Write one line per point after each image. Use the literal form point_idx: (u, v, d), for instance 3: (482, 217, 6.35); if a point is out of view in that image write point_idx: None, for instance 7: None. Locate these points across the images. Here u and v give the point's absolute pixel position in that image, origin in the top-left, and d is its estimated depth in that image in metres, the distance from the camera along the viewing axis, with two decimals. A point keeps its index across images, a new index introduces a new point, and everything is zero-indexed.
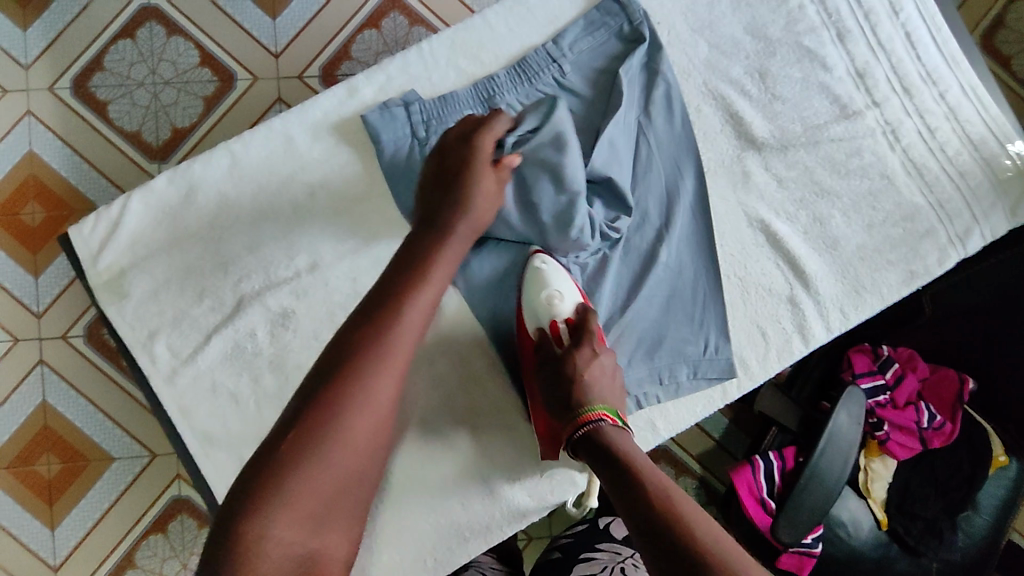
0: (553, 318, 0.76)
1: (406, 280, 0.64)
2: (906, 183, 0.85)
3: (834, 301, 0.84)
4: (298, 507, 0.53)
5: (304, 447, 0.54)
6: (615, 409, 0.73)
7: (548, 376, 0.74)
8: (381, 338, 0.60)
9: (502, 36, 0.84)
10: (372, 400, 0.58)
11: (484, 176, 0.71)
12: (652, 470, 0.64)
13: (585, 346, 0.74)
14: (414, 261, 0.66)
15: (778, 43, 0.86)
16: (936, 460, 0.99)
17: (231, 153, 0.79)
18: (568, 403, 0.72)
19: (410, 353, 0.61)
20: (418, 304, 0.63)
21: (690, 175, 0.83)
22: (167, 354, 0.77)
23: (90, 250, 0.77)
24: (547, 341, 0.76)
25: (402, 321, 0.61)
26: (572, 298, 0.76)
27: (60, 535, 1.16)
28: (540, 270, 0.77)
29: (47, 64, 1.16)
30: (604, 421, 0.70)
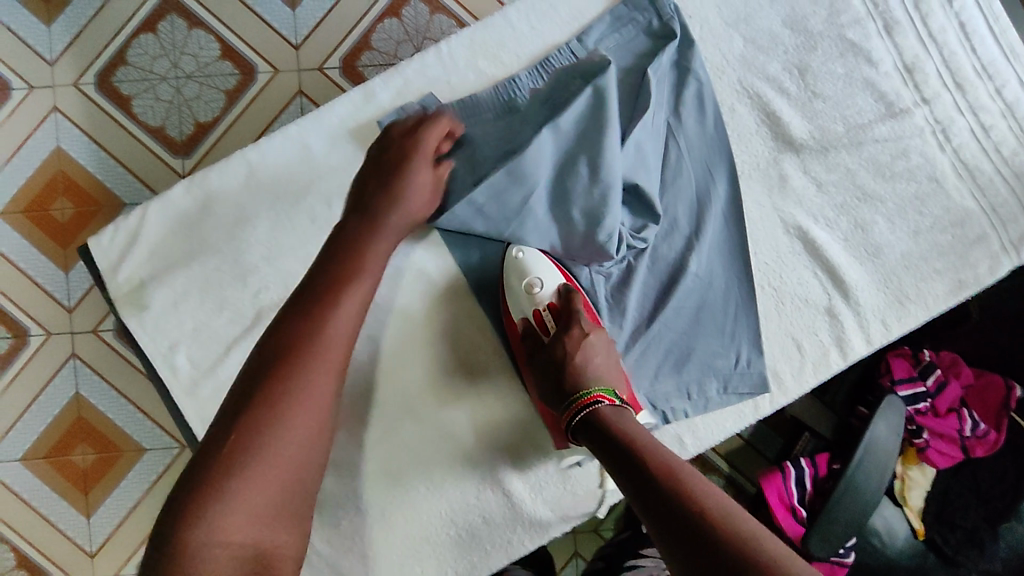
0: (535, 306, 0.73)
1: (344, 272, 0.63)
2: (956, 186, 0.80)
3: (875, 311, 0.79)
4: (239, 511, 0.51)
5: (243, 447, 0.53)
6: (612, 389, 0.69)
7: (538, 368, 0.72)
8: (322, 331, 0.59)
9: (524, 34, 0.80)
10: (311, 395, 0.56)
11: (420, 169, 0.70)
12: (651, 450, 0.61)
13: (573, 329, 0.71)
14: (346, 253, 0.64)
15: (819, 36, 0.80)
16: (977, 468, 0.94)
17: (247, 161, 0.78)
18: (563, 390, 0.69)
19: (348, 344, 0.60)
20: (351, 296, 0.62)
21: (723, 180, 0.79)
22: (188, 365, 0.77)
23: (112, 260, 0.77)
24: (534, 331, 0.73)
25: (340, 312, 0.60)
26: (551, 280, 0.73)
27: (96, 522, 1.18)
28: (517, 257, 0.73)
29: (73, 59, 1.16)
30: (602, 402, 0.67)
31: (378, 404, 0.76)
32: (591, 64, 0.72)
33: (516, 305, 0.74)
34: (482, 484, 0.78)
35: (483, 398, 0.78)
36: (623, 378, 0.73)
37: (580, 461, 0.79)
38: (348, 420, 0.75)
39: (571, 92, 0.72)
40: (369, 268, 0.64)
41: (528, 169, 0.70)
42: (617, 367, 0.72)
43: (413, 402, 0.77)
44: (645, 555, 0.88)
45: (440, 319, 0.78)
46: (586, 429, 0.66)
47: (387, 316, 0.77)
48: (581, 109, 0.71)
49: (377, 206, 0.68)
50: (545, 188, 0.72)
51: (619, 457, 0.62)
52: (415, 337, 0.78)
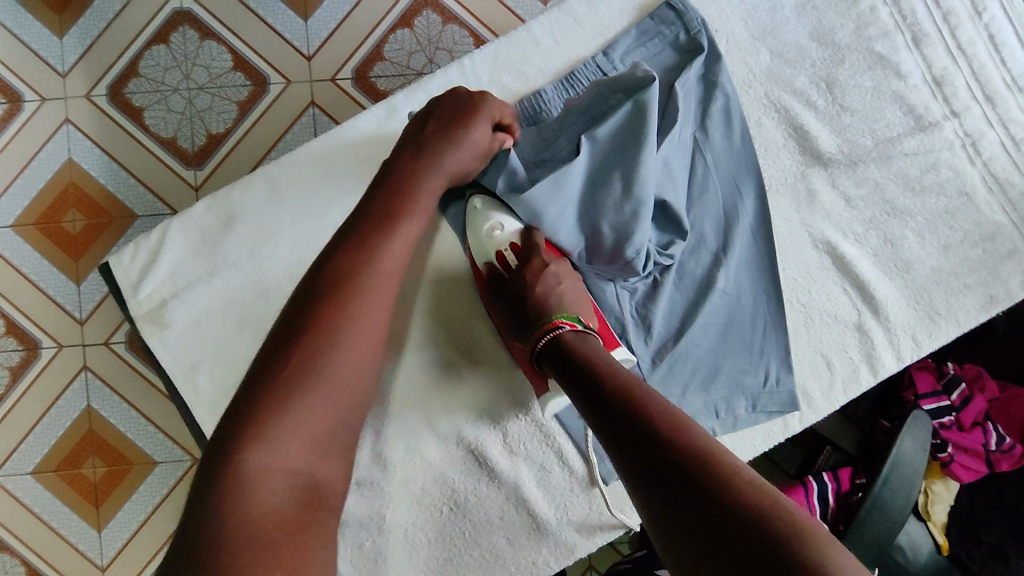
0: (497, 248, 0.71)
1: (387, 207, 0.61)
2: (986, 200, 0.79)
3: (905, 328, 0.78)
4: (296, 436, 0.49)
5: (295, 374, 0.51)
6: (576, 314, 0.68)
7: (505, 304, 0.70)
8: (370, 266, 0.57)
9: (549, 49, 0.79)
10: (361, 324, 0.55)
11: (478, 127, 0.68)
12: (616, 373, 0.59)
13: (534, 262, 0.70)
14: (393, 190, 0.62)
15: (846, 49, 0.79)
16: (1002, 483, 0.93)
17: (268, 177, 0.77)
18: (528, 319, 0.68)
19: (398, 280, 0.59)
20: (402, 231, 0.60)
21: (751, 194, 0.78)
22: (209, 384, 0.76)
23: (132, 278, 0.76)
24: (496, 272, 0.72)
25: (390, 246, 0.59)
26: (510, 217, 0.71)
27: (107, 536, 1.17)
28: (477, 207, 0.72)
29: (85, 71, 1.15)
30: (565, 328, 0.66)
31: (399, 422, 0.75)
32: (631, 79, 0.72)
33: (477, 251, 0.72)
34: (507, 503, 0.77)
35: (501, 408, 0.77)
36: (592, 307, 0.72)
37: (604, 478, 0.78)
38: (372, 437, 0.74)
39: (610, 105, 0.72)
40: (419, 206, 0.62)
41: (568, 179, 0.70)
42: (584, 296, 0.72)
43: (437, 420, 0.75)
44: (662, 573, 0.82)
45: (464, 335, 0.77)
46: (552, 358, 0.64)
47: (411, 333, 0.76)
48: (618, 122, 0.71)
49: (432, 143, 0.66)
50: (576, 203, 0.71)
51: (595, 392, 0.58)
52: (438, 351, 0.76)
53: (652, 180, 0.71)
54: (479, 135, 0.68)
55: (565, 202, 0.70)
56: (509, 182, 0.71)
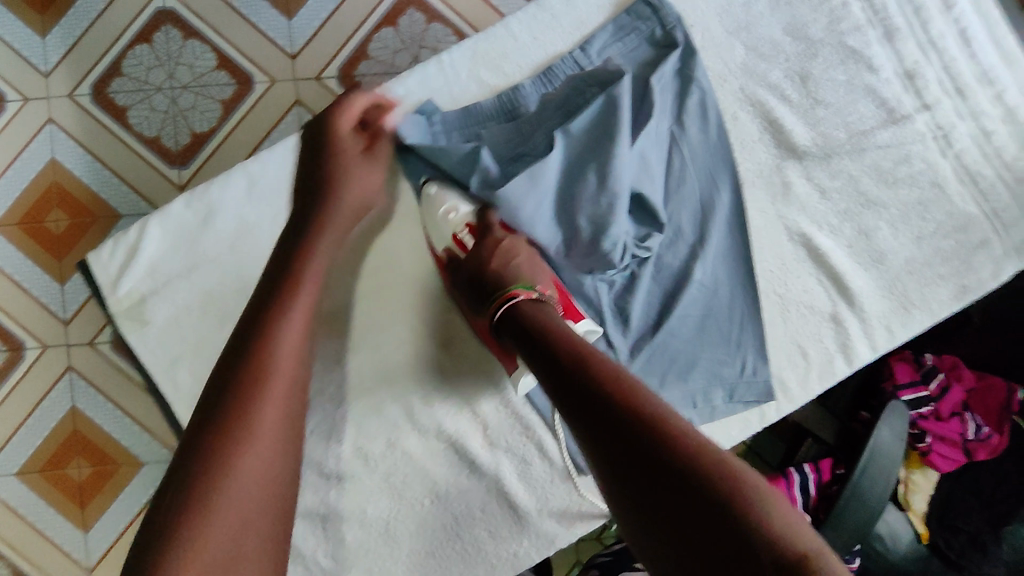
0: (453, 232, 0.72)
1: (276, 289, 0.60)
2: (958, 191, 0.80)
3: (880, 318, 0.79)
4: (209, 550, 0.46)
5: (201, 478, 0.49)
6: (530, 282, 0.66)
7: (464, 284, 0.70)
8: (267, 348, 0.56)
9: (526, 45, 0.80)
10: (266, 410, 0.53)
11: (350, 154, 0.70)
12: (575, 344, 0.58)
13: (487, 238, 0.70)
14: (283, 273, 0.62)
15: (820, 43, 0.80)
16: (979, 472, 0.94)
17: (248, 173, 0.78)
18: (484, 296, 0.67)
19: (299, 360, 0.57)
20: (295, 308, 0.59)
21: (727, 188, 0.79)
22: (190, 380, 0.76)
23: (112, 274, 0.76)
24: (456, 255, 0.72)
25: (285, 326, 0.57)
26: (462, 201, 0.73)
27: (92, 537, 1.17)
28: (431, 194, 0.73)
29: (67, 70, 1.15)
30: (520, 297, 0.64)
31: (380, 414, 0.76)
32: (606, 72, 0.73)
33: (436, 236, 0.73)
34: (488, 496, 0.77)
35: (473, 393, 0.77)
36: (553, 281, 0.70)
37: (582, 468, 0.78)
38: (353, 430, 0.75)
39: (586, 99, 0.74)
40: (310, 280, 0.62)
41: (544, 172, 0.71)
42: (545, 270, 0.69)
43: (416, 413, 0.76)
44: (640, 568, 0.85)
45: (441, 327, 0.78)
46: (515, 331, 0.62)
47: (392, 326, 0.77)
48: (594, 115, 0.72)
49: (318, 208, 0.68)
50: (552, 197, 0.72)
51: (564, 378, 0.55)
52: (410, 342, 0.77)
53: (628, 172, 0.72)
54: (356, 159, 0.70)
55: (542, 195, 0.71)
56: (484, 179, 0.72)
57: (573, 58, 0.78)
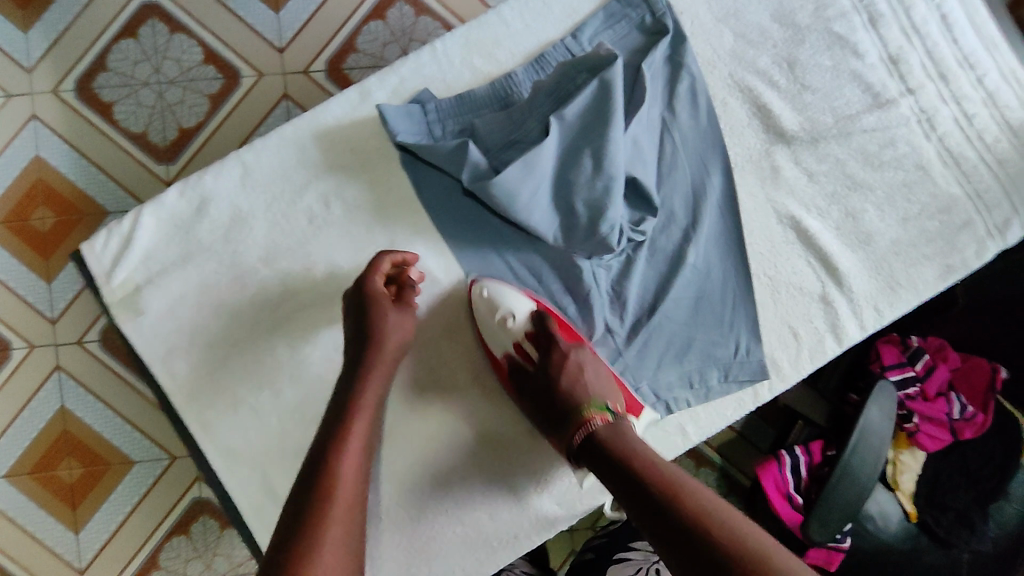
0: (513, 339, 0.75)
1: (338, 414, 0.65)
2: (941, 173, 0.82)
3: (867, 298, 0.81)
4: None
5: None
6: (604, 402, 0.71)
7: (531, 396, 0.73)
8: (329, 483, 0.60)
9: (518, 32, 0.80)
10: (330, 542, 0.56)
11: (387, 314, 0.71)
12: (651, 465, 0.64)
13: (552, 350, 0.73)
14: (339, 411, 0.65)
15: (807, 29, 0.82)
16: (966, 449, 0.97)
17: (242, 162, 0.77)
18: (558, 417, 0.71)
19: (356, 492, 0.61)
20: (352, 442, 0.63)
21: (718, 172, 0.80)
22: (186, 370, 0.76)
23: (105, 265, 0.76)
24: (519, 365, 0.75)
25: (346, 459, 0.62)
26: (521, 307, 0.75)
27: (84, 538, 1.16)
28: (484, 296, 0.75)
29: (52, 66, 1.14)
30: (596, 421, 0.69)
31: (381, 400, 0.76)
32: (597, 57, 0.73)
33: (495, 340, 0.76)
34: (485, 475, 0.77)
35: (542, 466, 0.78)
36: (617, 383, 0.75)
37: None
38: None
39: (577, 85, 0.73)
40: (362, 413, 0.65)
41: (539, 160, 0.71)
42: (609, 377, 0.74)
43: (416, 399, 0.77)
44: (635, 548, 0.91)
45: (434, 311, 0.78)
46: (593, 457, 0.67)
47: None
48: (586, 101, 0.72)
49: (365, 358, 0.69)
50: (548, 183, 0.72)
51: (642, 500, 0.61)
52: (463, 423, 0.77)
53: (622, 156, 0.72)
54: (395, 310, 0.72)
55: (539, 182, 0.71)
56: (474, 173, 0.71)
57: (564, 45, 0.79)
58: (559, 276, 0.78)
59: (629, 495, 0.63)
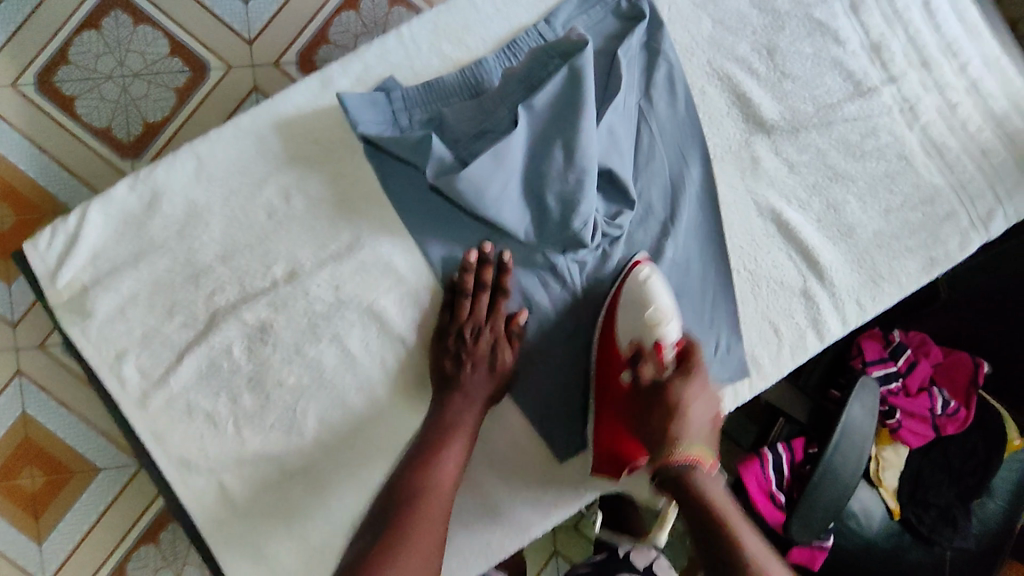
0: (656, 339, 0.68)
1: (438, 424, 0.69)
2: (924, 163, 0.80)
3: (850, 292, 0.79)
4: None
5: None
6: (710, 450, 0.66)
7: (647, 402, 0.68)
8: (427, 485, 0.65)
9: (489, 17, 0.77)
10: (420, 539, 0.62)
11: (505, 346, 0.72)
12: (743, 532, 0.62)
13: (695, 378, 0.67)
14: (440, 418, 0.69)
15: (786, 16, 0.80)
16: (949, 444, 0.95)
17: (197, 155, 0.73)
18: (663, 432, 0.66)
19: (449, 496, 0.66)
20: (451, 452, 0.67)
21: (696, 163, 0.77)
22: (138, 375, 0.71)
23: (50, 264, 0.71)
24: (650, 364, 0.68)
25: (442, 467, 0.66)
26: (677, 321, 0.69)
27: (47, 550, 1.10)
28: (642, 280, 0.70)
29: (9, 56, 1.07)
30: (701, 466, 0.64)
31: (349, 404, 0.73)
32: (569, 42, 0.69)
33: (630, 327, 0.69)
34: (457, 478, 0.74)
35: (520, 476, 0.75)
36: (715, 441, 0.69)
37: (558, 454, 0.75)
38: (316, 420, 0.73)
39: (548, 73, 0.69)
40: (462, 424, 0.69)
41: (510, 151, 0.67)
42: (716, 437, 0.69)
43: (383, 405, 0.74)
44: None
45: (403, 311, 0.74)
46: (687, 498, 0.63)
47: (353, 313, 0.73)
48: (557, 89, 0.69)
49: (466, 372, 0.71)
50: (520, 176, 0.69)
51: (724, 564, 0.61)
52: None
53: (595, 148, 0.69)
54: (504, 339, 0.72)
55: (510, 177, 0.68)
56: (439, 167, 0.68)
57: (538, 31, 0.76)
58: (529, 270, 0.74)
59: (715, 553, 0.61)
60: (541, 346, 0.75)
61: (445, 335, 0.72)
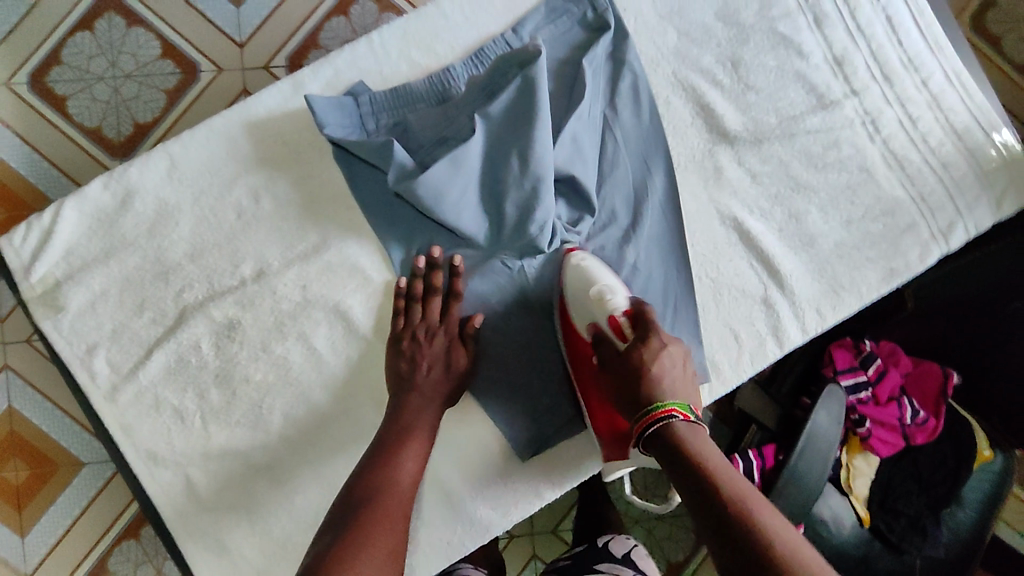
0: (609, 313, 0.69)
1: (396, 428, 0.70)
2: (886, 176, 0.81)
3: (810, 301, 0.80)
4: None
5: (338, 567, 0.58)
6: (685, 402, 0.66)
7: (614, 376, 0.68)
8: (389, 484, 0.66)
9: (458, 26, 0.79)
10: (386, 531, 0.63)
11: (456, 350, 0.74)
12: (726, 474, 0.60)
13: (650, 338, 0.67)
14: (397, 422, 0.70)
15: (751, 29, 0.81)
16: (918, 455, 0.96)
17: (169, 155, 0.75)
18: (634, 399, 0.66)
19: (410, 495, 0.67)
20: (411, 453, 0.68)
21: (660, 172, 0.78)
22: (107, 369, 0.73)
23: (24, 260, 0.73)
24: (608, 338, 0.69)
25: (403, 466, 0.67)
26: (624, 291, 0.71)
27: (30, 542, 1.11)
28: (580, 265, 0.73)
29: (6, 55, 1.10)
30: (676, 416, 0.63)
31: (312, 401, 0.74)
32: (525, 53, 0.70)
33: (582, 310, 0.72)
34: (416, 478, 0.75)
35: (480, 477, 0.76)
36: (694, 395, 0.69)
37: (521, 453, 0.76)
38: (279, 418, 0.74)
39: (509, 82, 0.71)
40: (420, 427, 0.70)
41: (467, 158, 0.70)
42: (693, 382, 0.69)
43: (346, 405, 0.75)
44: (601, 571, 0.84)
45: (368, 312, 0.76)
46: (666, 452, 0.62)
47: (319, 312, 0.75)
48: (511, 97, 0.71)
49: (421, 376, 0.72)
50: (479, 183, 0.71)
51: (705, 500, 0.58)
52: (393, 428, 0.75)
53: (552, 156, 0.71)
54: (456, 343, 0.74)
55: (466, 184, 0.70)
56: (399, 173, 0.70)
57: (505, 38, 0.77)
58: (484, 273, 0.76)
59: (699, 500, 0.59)
60: (502, 347, 0.77)
61: (396, 340, 0.73)
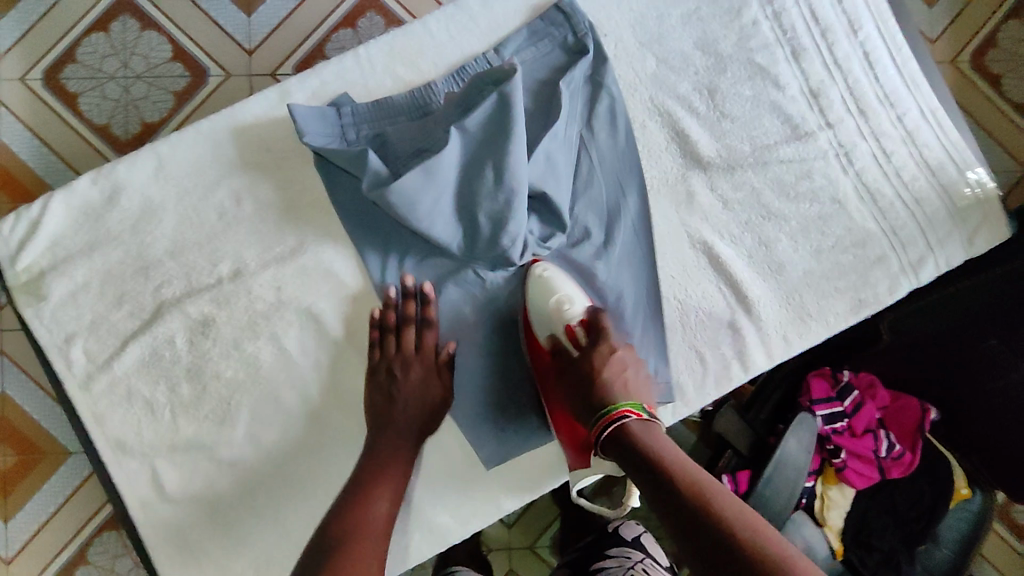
0: (565, 322, 0.75)
1: (373, 463, 0.71)
2: (857, 208, 0.83)
3: (776, 327, 0.81)
4: None
5: None
6: (637, 402, 0.71)
7: (570, 381, 0.73)
8: (363, 520, 0.67)
9: (443, 43, 0.81)
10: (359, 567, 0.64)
11: (432, 379, 0.75)
12: (676, 462, 0.65)
13: (601, 345, 0.74)
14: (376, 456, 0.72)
15: (729, 59, 0.83)
16: (892, 491, 0.96)
17: (157, 155, 0.78)
18: (589, 403, 0.71)
19: (385, 531, 0.68)
20: (386, 489, 0.70)
21: (634, 193, 0.80)
22: (84, 359, 0.75)
23: (11, 248, 0.76)
24: (564, 347, 0.75)
25: (378, 501, 0.69)
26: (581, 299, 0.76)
27: (12, 527, 1.13)
28: (543, 275, 0.76)
29: (20, 53, 1.14)
30: (628, 417, 0.69)
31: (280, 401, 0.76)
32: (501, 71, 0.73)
33: (543, 324, 0.76)
34: None
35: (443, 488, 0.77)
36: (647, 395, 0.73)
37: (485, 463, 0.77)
38: (247, 415, 0.76)
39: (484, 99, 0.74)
40: (397, 462, 0.72)
41: (441, 169, 0.71)
42: (648, 385, 0.74)
43: (312, 406, 0.77)
44: (610, 556, 0.87)
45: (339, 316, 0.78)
46: (622, 448, 0.67)
47: (292, 314, 0.77)
48: (487, 114, 0.73)
49: (399, 408, 0.74)
50: (451, 194, 0.73)
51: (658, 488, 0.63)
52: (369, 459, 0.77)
53: (525, 172, 0.73)
54: (431, 372, 0.75)
55: (440, 194, 0.72)
56: (374, 181, 0.71)
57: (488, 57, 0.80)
58: (458, 284, 0.78)
59: (653, 489, 0.63)
60: (470, 357, 0.78)
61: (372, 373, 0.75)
